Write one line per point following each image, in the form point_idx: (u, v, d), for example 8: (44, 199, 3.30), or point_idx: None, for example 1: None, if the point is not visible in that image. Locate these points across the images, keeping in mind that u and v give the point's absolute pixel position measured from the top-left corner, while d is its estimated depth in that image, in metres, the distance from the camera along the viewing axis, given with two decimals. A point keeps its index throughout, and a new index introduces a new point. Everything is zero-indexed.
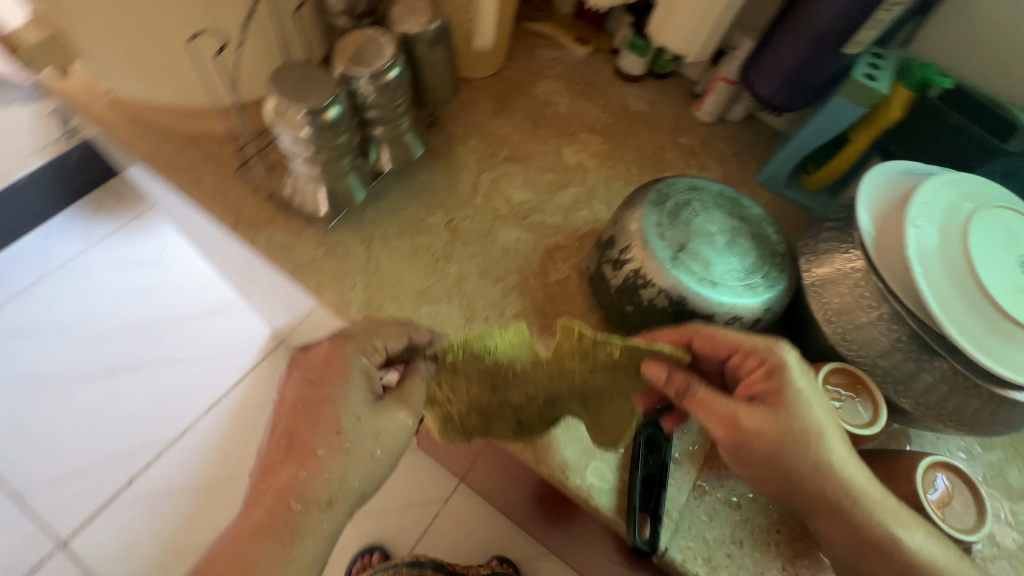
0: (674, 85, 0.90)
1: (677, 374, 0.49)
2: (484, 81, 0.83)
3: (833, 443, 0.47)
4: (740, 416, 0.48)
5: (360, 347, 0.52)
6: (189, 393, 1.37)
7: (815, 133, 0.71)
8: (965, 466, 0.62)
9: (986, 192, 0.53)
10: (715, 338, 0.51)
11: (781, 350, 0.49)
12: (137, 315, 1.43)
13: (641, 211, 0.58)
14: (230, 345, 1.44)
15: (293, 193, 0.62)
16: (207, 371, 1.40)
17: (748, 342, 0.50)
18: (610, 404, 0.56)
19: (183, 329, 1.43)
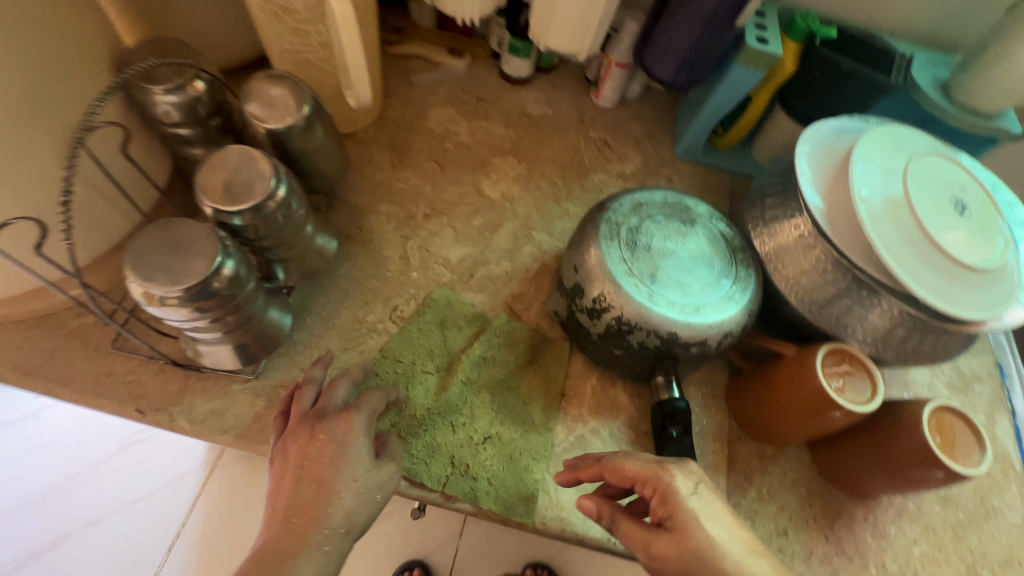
0: (565, 77, 0.85)
1: (603, 505, 0.46)
2: (369, 132, 0.73)
3: (736, 557, 0.42)
4: (652, 544, 0.44)
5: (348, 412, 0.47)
6: (130, 563, 1.00)
7: (721, 103, 0.71)
8: (927, 375, 0.69)
9: (904, 141, 0.56)
10: (619, 472, 0.46)
11: (672, 476, 0.44)
12: (15, 492, 1.02)
13: (599, 249, 0.54)
14: (160, 480, 1.06)
15: (201, 354, 0.50)
16: (148, 521, 1.03)
17: (644, 470, 0.45)
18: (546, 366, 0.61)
19: (85, 488, 1.04)
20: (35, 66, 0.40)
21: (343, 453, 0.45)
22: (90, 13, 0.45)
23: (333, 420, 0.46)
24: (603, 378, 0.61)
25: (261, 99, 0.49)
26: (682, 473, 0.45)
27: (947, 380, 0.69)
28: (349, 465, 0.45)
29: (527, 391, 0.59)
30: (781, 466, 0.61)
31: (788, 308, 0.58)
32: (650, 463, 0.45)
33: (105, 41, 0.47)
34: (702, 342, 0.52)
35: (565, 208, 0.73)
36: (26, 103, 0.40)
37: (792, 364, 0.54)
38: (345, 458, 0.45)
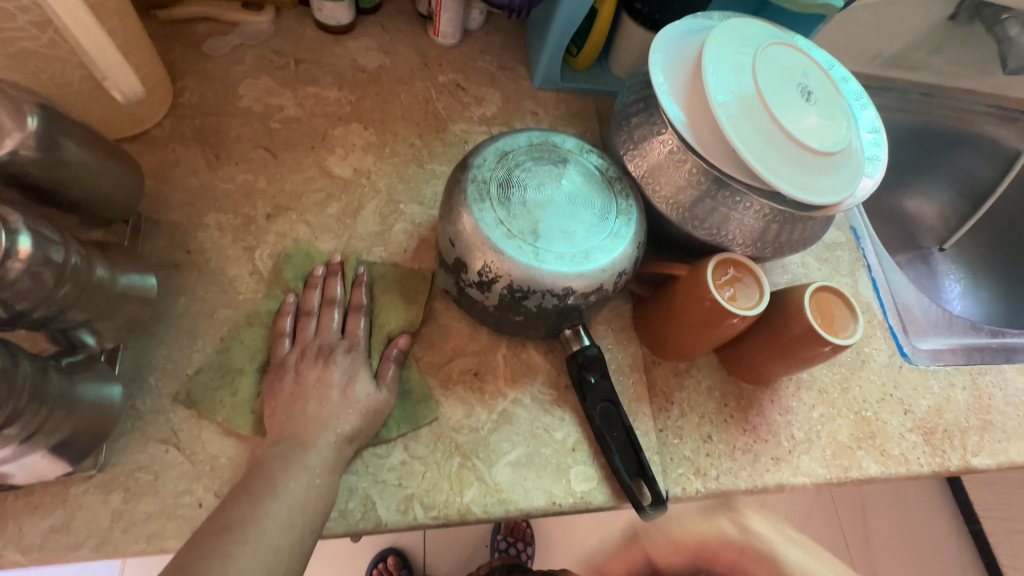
0: (395, 17, 0.74)
1: None
2: (165, 128, 0.59)
3: None
4: None
5: (331, 343, 0.51)
6: None
7: (568, 20, 0.66)
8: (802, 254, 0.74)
9: (746, 34, 0.55)
10: (674, 541, 0.40)
11: (750, 524, 0.39)
12: None
13: (472, 215, 0.48)
14: None
15: (5, 474, 0.39)
16: None
17: (708, 535, 0.39)
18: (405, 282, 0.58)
19: None
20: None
21: (350, 382, 0.49)
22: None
23: (339, 356, 0.50)
24: (512, 344, 0.58)
25: None
26: (761, 517, 0.39)
27: (815, 255, 0.75)
28: (351, 390, 0.48)
29: (385, 298, 0.56)
30: (694, 377, 0.63)
31: (672, 228, 0.57)
32: (716, 526, 0.39)
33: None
34: (600, 289, 0.50)
35: (431, 168, 0.65)
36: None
37: (685, 284, 0.54)
38: (350, 387, 0.48)
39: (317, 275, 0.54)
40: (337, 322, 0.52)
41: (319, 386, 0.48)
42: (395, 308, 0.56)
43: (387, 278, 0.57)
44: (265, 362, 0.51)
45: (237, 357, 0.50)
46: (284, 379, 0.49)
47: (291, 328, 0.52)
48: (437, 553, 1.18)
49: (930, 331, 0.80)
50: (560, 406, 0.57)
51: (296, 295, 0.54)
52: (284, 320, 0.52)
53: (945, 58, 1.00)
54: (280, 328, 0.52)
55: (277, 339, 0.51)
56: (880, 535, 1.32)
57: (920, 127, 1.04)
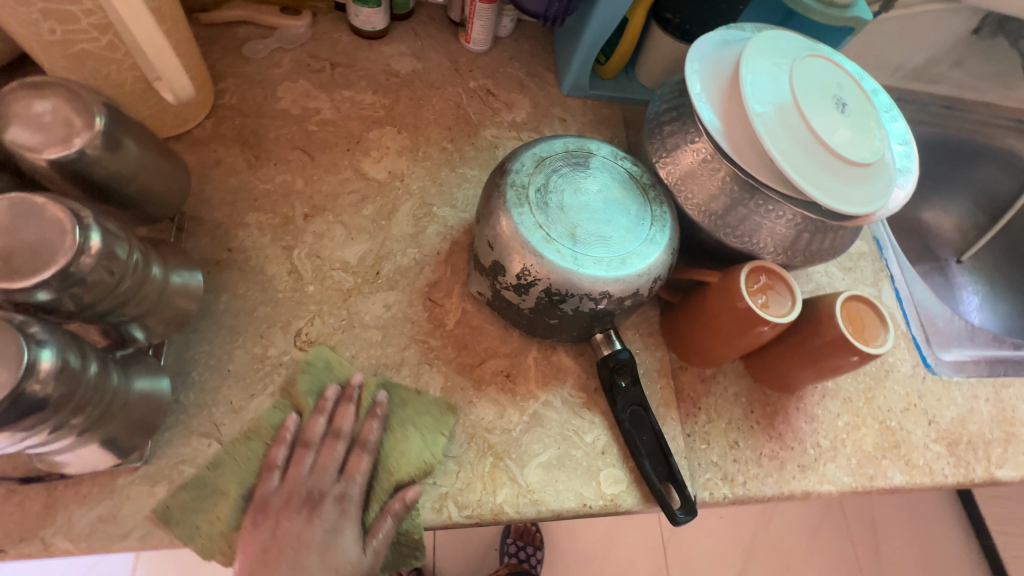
0: (427, 22, 0.75)
1: None
2: (206, 129, 0.60)
3: None
4: None
5: (324, 486, 0.45)
6: None
7: (600, 29, 0.67)
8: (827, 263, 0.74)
9: (781, 45, 0.56)
10: None
11: None
12: None
13: (512, 218, 0.49)
14: None
15: (60, 463, 0.40)
16: None
17: None
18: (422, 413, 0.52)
19: None
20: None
21: (331, 549, 0.43)
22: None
23: (328, 506, 0.45)
24: (543, 348, 0.59)
25: (28, 119, 0.37)
26: None
27: (839, 265, 0.75)
28: (331, 560, 0.43)
29: (400, 435, 0.50)
30: (721, 383, 0.64)
31: (704, 235, 0.58)
32: None
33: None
34: (635, 294, 0.51)
35: (463, 172, 0.66)
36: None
37: (717, 290, 0.55)
38: (331, 551, 0.43)
39: (326, 404, 0.49)
40: (338, 462, 0.47)
41: (302, 539, 0.43)
42: (407, 448, 0.50)
43: (410, 405, 0.52)
44: (250, 492, 0.45)
45: (225, 477, 0.46)
46: (262, 529, 0.43)
47: (285, 458, 0.46)
48: (444, 556, 1.17)
49: (952, 343, 0.81)
50: (590, 409, 0.57)
51: (299, 416, 0.48)
52: (278, 449, 0.46)
53: (967, 72, 1.00)
54: (272, 459, 0.46)
55: (266, 471, 0.46)
56: (892, 548, 1.31)
57: (939, 138, 1.05)
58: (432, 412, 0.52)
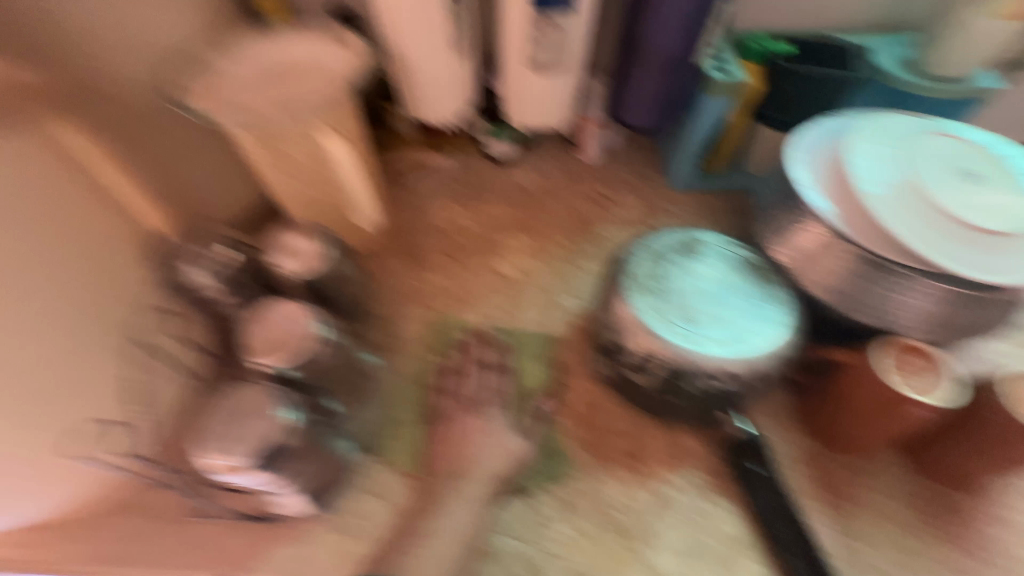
0: (547, 145, 0.90)
1: None
2: (381, 244, 0.77)
3: None
4: None
5: (479, 396, 0.61)
6: None
7: (700, 132, 0.74)
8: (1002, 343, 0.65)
9: (890, 129, 0.57)
10: None
11: None
12: None
13: (630, 303, 0.55)
14: None
15: (276, 504, 0.51)
16: None
17: None
18: (531, 342, 0.67)
19: None
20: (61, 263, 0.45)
21: (497, 438, 0.57)
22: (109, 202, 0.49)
23: (488, 408, 0.60)
24: (667, 428, 0.60)
25: (282, 250, 0.56)
26: None
27: (1018, 342, 0.66)
28: (498, 442, 0.57)
29: (523, 361, 0.66)
30: (879, 477, 0.57)
31: (832, 314, 0.57)
32: None
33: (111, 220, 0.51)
34: (757, 373, 0.52)
35: (582, 265, 0.75)
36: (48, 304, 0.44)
37: (851, 371, 0.53)
38: (499, 435, 0.57)
39: (466, 342, 0.66)
40: (489, 382, 0.62)
41: (467, 432, 0.57)
42: (532, 368, 0.65)
43: (530, 343, 0.67)
44: (425, 414, 0.61)
45: (402, 410, 0.62)
46: (444, 425, 0.59)
47: (446, 384, 0.63)
48: None
49: None
50: (722, 494, 0.56)
51: (444, 358, 0.66)
52: (441, 377, 0.63)
53: None
54: (436, 382, 0.63)
55: (435, 394, 0.62)
56: None
57: None
58: (542, 340, 0.68)
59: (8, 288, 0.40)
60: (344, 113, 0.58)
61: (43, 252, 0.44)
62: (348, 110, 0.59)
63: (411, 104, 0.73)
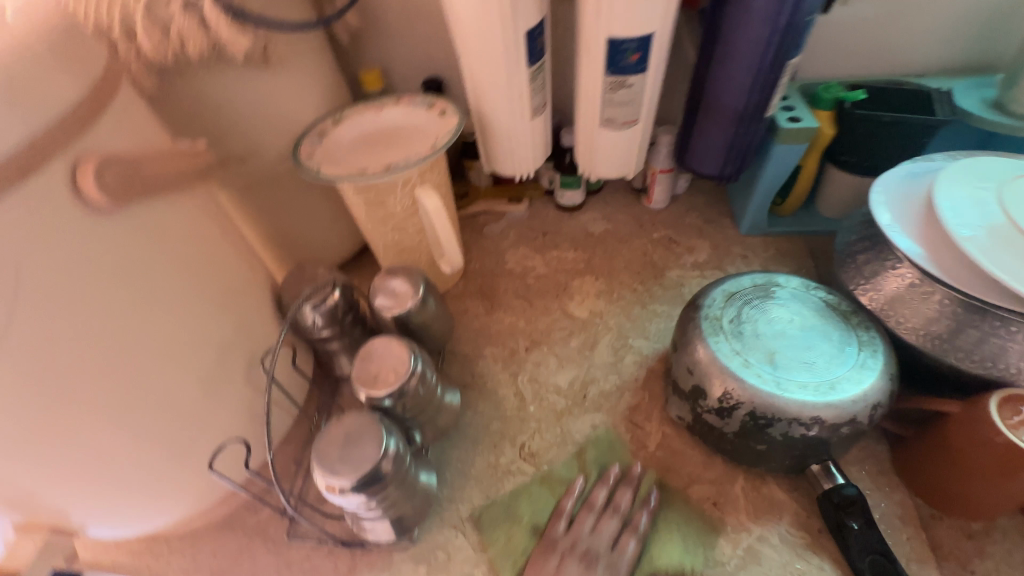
0: (614, 192, 0.93)
1: None
2: (459, 286, 0.83)
3: None
4: None
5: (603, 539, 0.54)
6: None
7: (772, 179, 0.75)
8: None
9: (985, 169, 0.55)
10: None
11: None
12: None
13: (709, 346, 0.55)
14: None
15: (366, 530, 0.53)
16: None
17: None
18: (687, 515, 0.56)
19: None
20: (231, 311, 0.51)
21: None
22: (245, 250, 0.57)
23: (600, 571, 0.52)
24: (751, 477, 0.58)
25: (385, 292, 0.59)
26: None
27: None
28: None
29: (665, 535, 0.55)
30: (997, 542, 0.52)
31: (930, 360, 0.54)
32: None
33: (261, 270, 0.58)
34: (853, 421, 0.49)
35: (652, 308, 0.76)
36: (220, 344, 0.51)
37: (961, 423, 0.49)
38: None
39: (609, 477, 0.58)
40: (611, 531, 0.55)
41: None
42: (676, 543, 0.55)
43: (679, 512, 0.56)
44: (538, 528, 0.57)
45: (523, 508, 0.59)
46: (546, 564, 0.54)
47: (570, 512, 0.57)
48: None
49: None
50: (816, 552, 0.53)
51: (584, 482, 0.59)
52: (566, 505, 0.57)
53: None
54: (562, 506, 0.57)
55: (555, 517, 0.57)
56: None
57: None
58: (710, 533, 0.55)
59: (174, 323, 0.45)
60: (437, 169, 0.66)
61: (200, 292, 0.48)
62: (439, 166, 0.66)
63: (490, 159, 0.79)
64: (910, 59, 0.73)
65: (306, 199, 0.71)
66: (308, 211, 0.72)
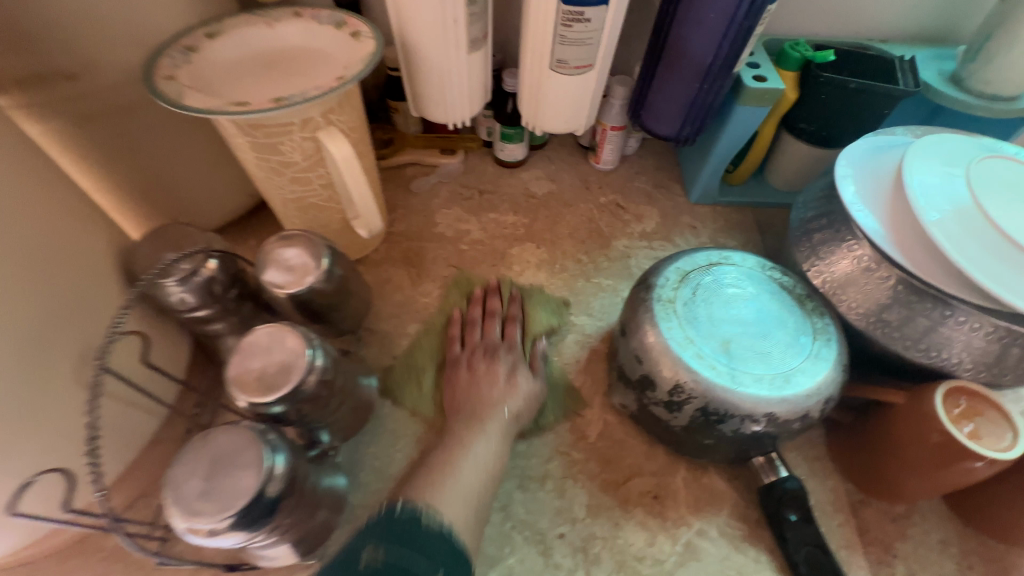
0: (560, 149, 0.84)
1: None
2: (381, 251, 0.71)
3: None
4: None
5: (488, 330, 0.61)
6: None
7: (729, 144, 0.69)
8: None
9: (951, 149, 0.52)
10: None
11: None
12: None
13: (661, 333, 0.50)
14: None
15: (259, 558, 0.44)
16: None
17: None
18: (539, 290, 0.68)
19: None
20: (48, 293, 0.38)
21: (514, 377, 0.55)
22: (76, 205, 0.42)
23: (503, 353, 0.57)
24: (692, 467, 0.55)
25: (277, 264, 0.47)
26: None
27: None
28: (516, 390, 0.54)
29: (533, 308, 0.66)
30: (921, 527, 0.52)
31: (879, 349, 0.52)
32: None
33: (102, 234, 0.44)
34: (804, 416, 0.46)
35: (597, 282, 0.70)
36: (41, 335, 0.37)
37: (904, 416, 0.48)
38: (513, 377, 0.55)
39: (479, 293, 0.65)
40: (496, 328, 0.61)
41: (479, 376, 0.55)
42: (541, 315, 0.65)
43: (538, 297, 0.67)
44: (440, 361, 0.61)
45: (420, 358, 0.62)
46: (459, 372, 0.57)
47: (460, 334, 0.62)
48: None
49: None
50: (753, 545, 0.51)
51: (461, 311, 0.65)
52: (454, 327, 0.62)
53: None
54: (451, 333, 0.62)
55: (450, 342, 0.61)
56: None
57: None
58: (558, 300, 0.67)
59: None
60: (347, 109, 0.52)
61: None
62: (351, 104, 0.53)
63: (418, 102, 0.66)
64: (878, 23, 0.68)
65: (178, 140, 0.55)
66: (181, 156, 0.56)
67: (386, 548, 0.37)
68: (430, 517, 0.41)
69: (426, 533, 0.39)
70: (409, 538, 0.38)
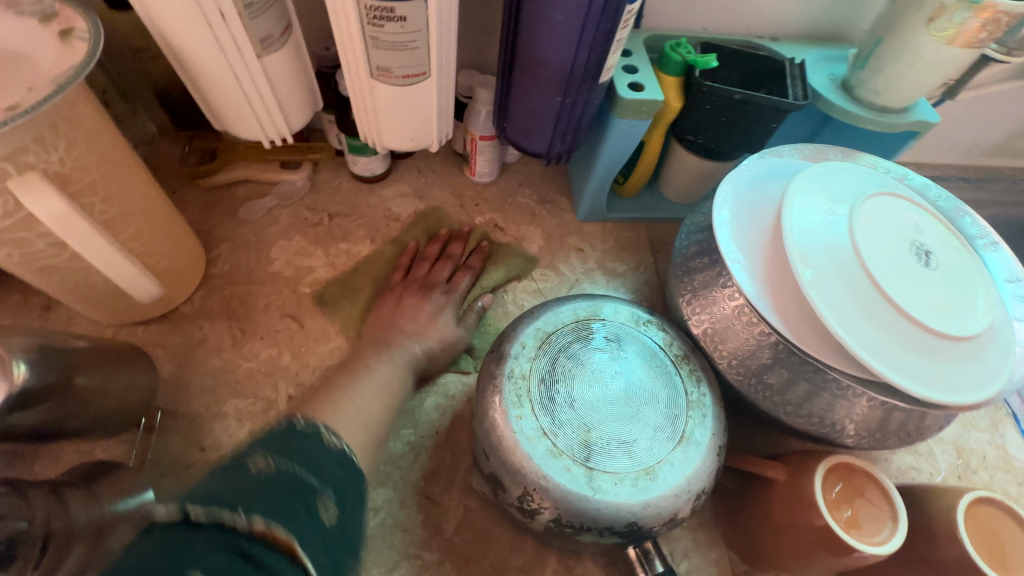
0: (431, 158, 0.71)
1: None
2: (195, 302, 0.57)
3: None
4: None
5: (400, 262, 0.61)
6: None
7: (611, 161, 0.60)
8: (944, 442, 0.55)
9: (836, 180, 0.45)
10: None
11: None
12: None
13: (511, 423, 0.40)
14: None
15: None
16: None
17: None
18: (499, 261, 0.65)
19: None
20: None
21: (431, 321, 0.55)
22: None
23: (436, 293, 0.57)
24: (563, 555, 0.48)
25: None
26: None
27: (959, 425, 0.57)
28: (444, 317, 0.55)
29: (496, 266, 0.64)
30: None
31: (762, 412, 0.46)
32: None
33: None
34: (672, 517, 0.40)
35: (467, 326, 0.59)
36: None
37: (782, 494, 0.43)
38: (437, 318, 0.55)
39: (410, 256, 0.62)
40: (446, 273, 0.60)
41: (407, 310, 0.55)
42: (502, 270, 0.64)
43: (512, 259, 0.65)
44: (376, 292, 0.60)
45: (355, 281, 0.61)
46: (383, 309, 0.57)
47: (417, 262, 0.62)
48: None
49: None
50: None
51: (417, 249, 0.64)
52: (432, 247, 0.63)
53: None
54: (415, 251, 0.62)
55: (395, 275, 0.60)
56: None
57: None
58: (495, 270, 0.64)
59: None
60: (64, 142, 0.37)
61: None
62: (67, 136, 0.37)
63: (215, 116, 0.51)
64: (769, 18, 0.60)
65: None
66: None
67: (215, 507, 0.26)
68: (332, 435, 0.33)
69: (329, 457, 0.31)
70: (315, 464, 0.30)
